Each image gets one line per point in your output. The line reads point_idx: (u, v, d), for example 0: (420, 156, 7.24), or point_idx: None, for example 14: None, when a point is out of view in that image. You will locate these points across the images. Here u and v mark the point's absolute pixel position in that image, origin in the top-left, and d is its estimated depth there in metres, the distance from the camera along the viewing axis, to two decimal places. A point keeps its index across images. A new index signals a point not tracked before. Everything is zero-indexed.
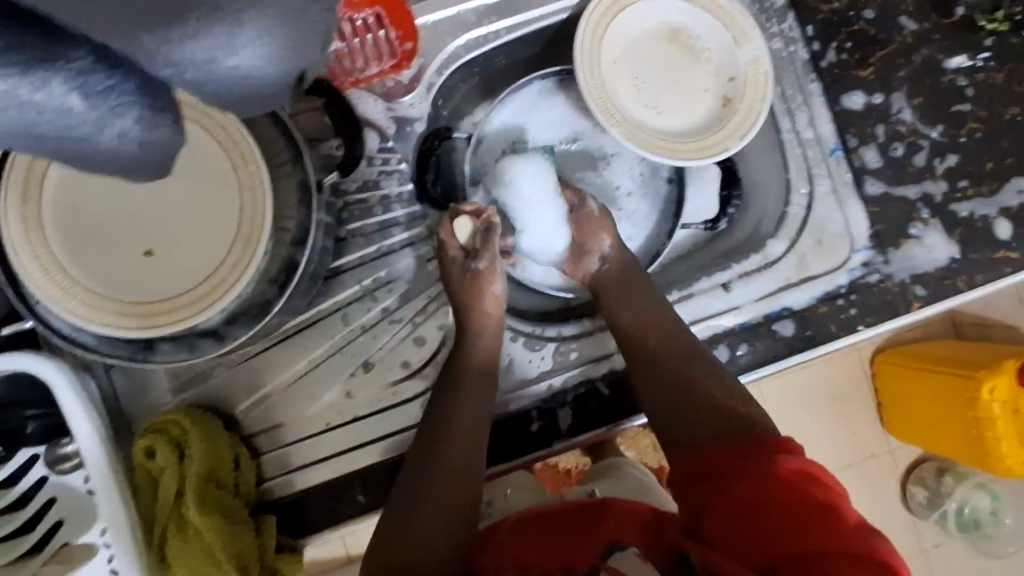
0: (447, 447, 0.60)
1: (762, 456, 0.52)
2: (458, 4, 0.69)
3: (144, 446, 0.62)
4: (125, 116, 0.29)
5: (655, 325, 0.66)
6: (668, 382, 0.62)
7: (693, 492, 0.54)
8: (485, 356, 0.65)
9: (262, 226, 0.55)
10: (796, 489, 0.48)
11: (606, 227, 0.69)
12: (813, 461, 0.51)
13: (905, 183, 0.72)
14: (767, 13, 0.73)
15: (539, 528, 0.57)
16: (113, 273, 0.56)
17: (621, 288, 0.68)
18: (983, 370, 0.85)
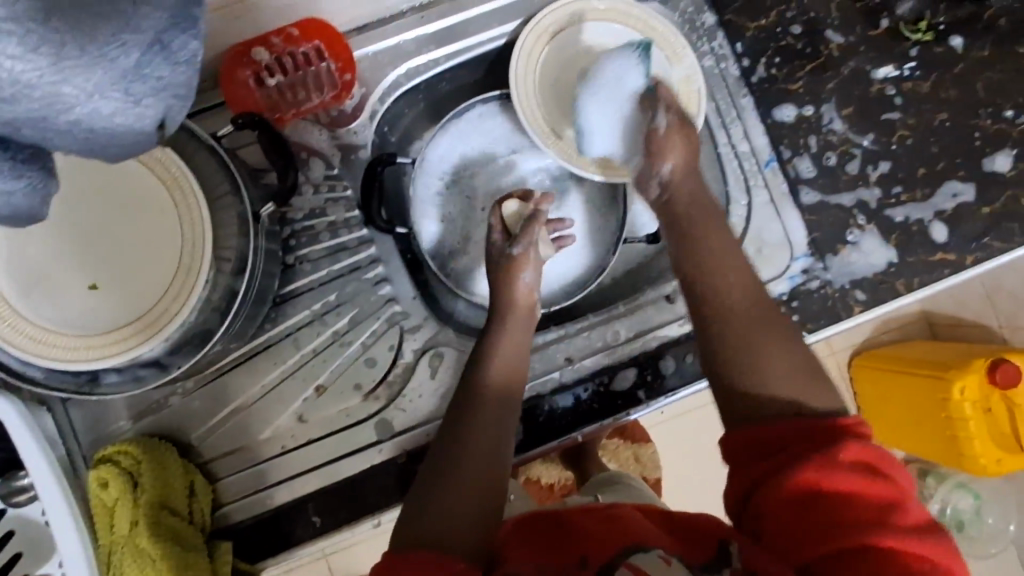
0: (468, 442, 0.56)
1: (822, 437, 0.48)
2: (397, 34, 0.72)
3: (98, 477, 0.63)
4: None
5: (732, 256, 0.58)
6: (749, 323, 0.54)
7: (745, 462, 0.49)
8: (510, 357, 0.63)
9: (202, 256, 0.57)
10: (860, 482, 0.45)
11: (677, 146, 0.62)
12: (876, 448, 0.47)
13: (840, 191, 0.74)
14: (697, 32, 0.75)
15: (546, 527, 0.53)
16: (59, 309, 0.57)
17: (695, 215, 0.60)
18: (953, 371, 0.96)
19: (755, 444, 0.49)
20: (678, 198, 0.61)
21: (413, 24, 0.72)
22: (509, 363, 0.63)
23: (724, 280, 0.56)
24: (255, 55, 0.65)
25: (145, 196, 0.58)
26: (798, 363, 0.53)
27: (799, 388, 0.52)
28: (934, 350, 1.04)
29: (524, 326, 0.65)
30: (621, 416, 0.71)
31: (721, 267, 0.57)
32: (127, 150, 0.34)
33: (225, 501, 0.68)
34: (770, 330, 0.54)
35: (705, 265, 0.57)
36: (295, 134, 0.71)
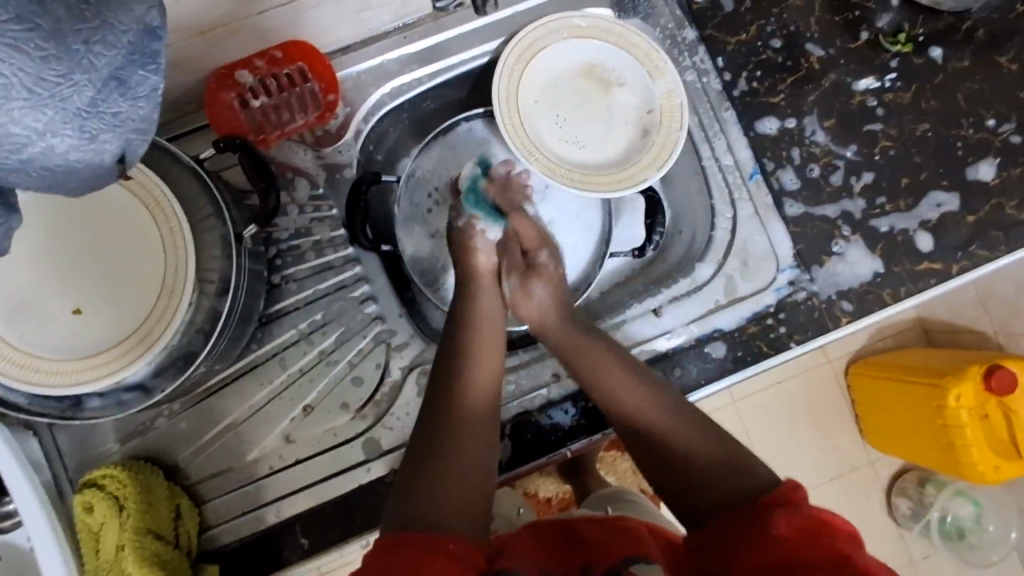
0: (458, 446, 0.59)
1: (766, 515, 0.51)
2: (380, 55, 0.73)
3: (83, 502, 0.63)
4: None
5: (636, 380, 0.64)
6: (667, 440, 0.61)
7: (700, 555, 0.53)
8: (490, 376, 0.64)
9: (185, 279, 0.57)
10: (803, 548, 0.47)
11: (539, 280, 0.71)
12: (818, 509, 0.50)
13: (824, 202, 0.74)
14: (679, 47, 0.76)
15: (551, 532, 0.57)
16: (42, 334, 0.57)
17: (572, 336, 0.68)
18: (949, 378, 0.96)
19: (709, 534, 0.54)
20: (563, 339, 0.68)
21: (395, 45, 0.73)
22: (484, 388, 0.63)
23: (607, 391, 0.65)
24: (239, 78, 0.66)
25: (126, 220, 0.58)
26: (717, 461, 0.58)
27: (730, 480, 0.57)
28: (930, 357, 1.05)
29: (493, 354, 0.66)
30: (608, 430, 0.71)
31: (625, 394, 0.64)
32: (90, 183, 0.35)
33: (213, 523, 0.67)
34: (675, 438, 0.61)
35: (610, 398, 0.64)
36: (279, 155, 0.71)
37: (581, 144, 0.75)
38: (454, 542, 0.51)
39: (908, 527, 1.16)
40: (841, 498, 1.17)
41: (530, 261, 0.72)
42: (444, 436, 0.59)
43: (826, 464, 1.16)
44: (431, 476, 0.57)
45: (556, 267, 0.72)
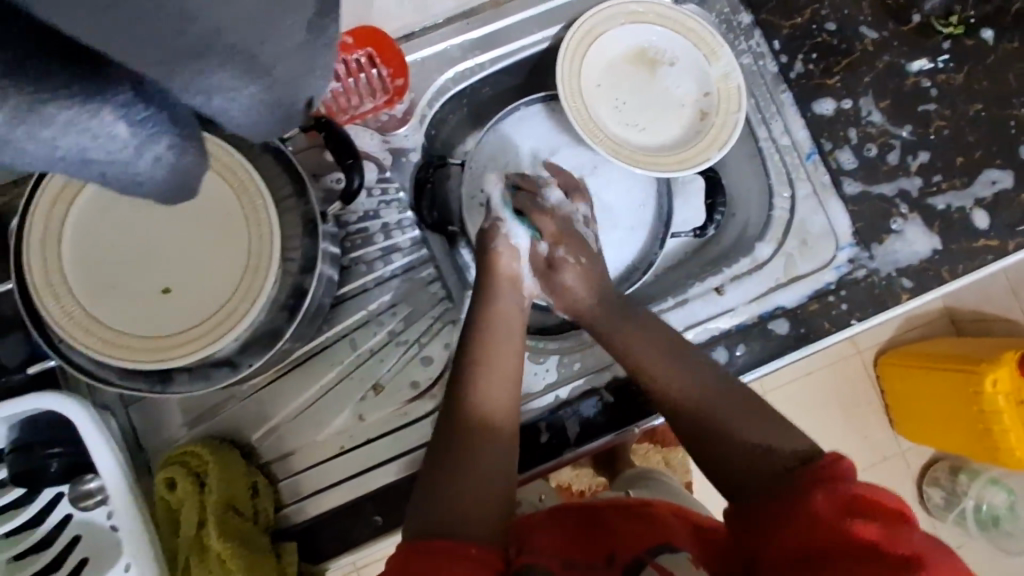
0: (474, 463, 0.59)
1: (796, 495, 0.51)
2: (444, 40, 0.74)
3: (165, 478, 0.64)
4: (160, 143, 0.29)
5: (657, 351, 0.65)
6: (708, 431, 0.61)
7: (744, 531, 0.54)
8: (497, 399, 0.63)
9: (270, 256, 0.58)
10: (846, 527, 0.47)
11: (563, 268, 0.71)
12: (857, 484, 0.50)
13: (881, 181, 0.75)
14: (734, 31, 0.77)
15: (577, 525, 0.59)
16: (132, 314, 0.58)
17: (611, 316, 0.69)
18: (985, 364, 0.95)
19: (748, 514, 0.54)
20: (600, 323, 0.69)
21: (458, 31, 0.74)
22: (497, 403, 0.63)
23: (647, 368, 0.65)
24: None
25: (212, 200, 0.59)
26: (754, 444, 0.58)
27: (747, 455, 0.58)
28: (959, 345, 1.06)
29: (516, 353, 0.66)
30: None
31: (665, 384, 0.64)
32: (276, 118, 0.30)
33: (288, 502, 0.68)
34: (719, 419, 0.61)
35: (650, 377, 0.65)
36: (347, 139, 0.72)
37: (641, 127, 0.76)
38: (476, 547, 0.51)
39: (942, 515, 1.17)
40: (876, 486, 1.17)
41: (551, 258, 0.71)
42: (467, 434, 0.60)
43: (862, 453, 1.17)
44: (458, 466, 0.58)
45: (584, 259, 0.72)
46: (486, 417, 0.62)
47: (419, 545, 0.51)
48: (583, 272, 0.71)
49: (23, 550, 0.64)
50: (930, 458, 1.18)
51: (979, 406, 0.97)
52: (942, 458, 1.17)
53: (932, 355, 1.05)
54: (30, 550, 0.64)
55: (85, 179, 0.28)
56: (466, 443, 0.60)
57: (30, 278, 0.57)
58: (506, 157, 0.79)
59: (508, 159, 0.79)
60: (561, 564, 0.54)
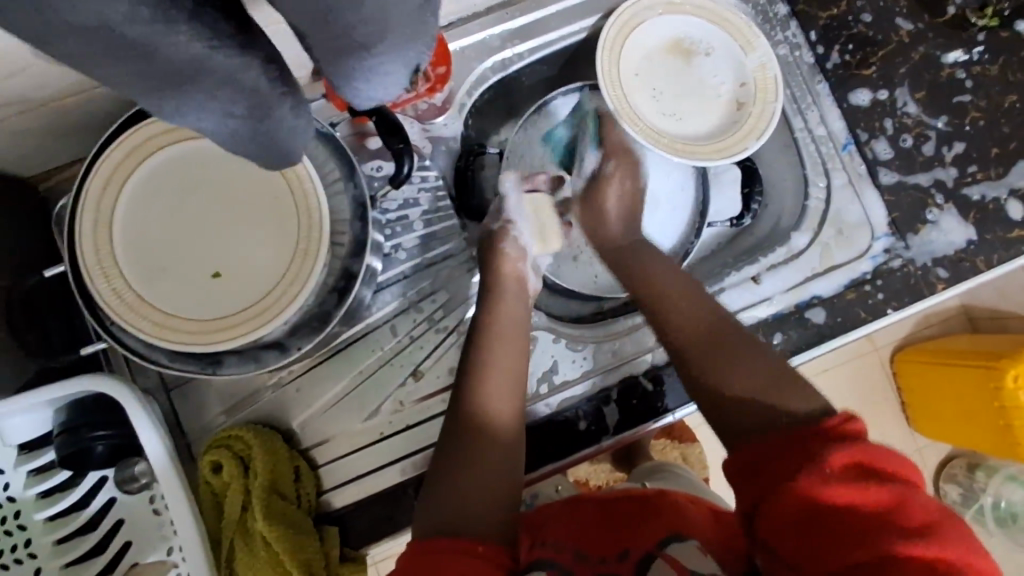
0: (479, 466, 0.57)
1: (805, 448, 0.49)
2: (485, 29, 0.74)
3: (210, 461, 0.64)
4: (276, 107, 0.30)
5: (672, 292, 0.66)
6: (712, 360, 0.60)
7: (748, 479, 0.51)
8: (500, 404, 0.61)
9: (320, 242, 0.58)
10: (856, 487, 0.45)
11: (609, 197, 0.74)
12: (873, 446, 0.48)
13: (917, 171, 0.75)
14: (771, 22, 0.78)
15: (586, 514, 0.57)
16: (182, 296, 0.59)
17: (630, 258, 0.71)
18: (1006, 360, 0.95)
19: (758, 457, 0.51)
20: (621, 261, 0.71)
21: (498, 20, 0.74)
22: (505, 413, 0.61)
23: (660, 295, 0.66)
24: None
25: (264, 185, 0.60)
26: (760, 381, 0.57)
27: (752, 388, 0.57)
28: (980, 341, 1.06)
29: (519, 348, 0.65)
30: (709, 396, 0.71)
31: (675, 314, 0.64)
32: (389, 88, 0.30)
33: (329, 487, 0.69)
34: (724, 350, 0.60)
35: (661, 305, 0.65)
36: None
37: (679, 116, 0.76)
38: (484, 545, 0.50)
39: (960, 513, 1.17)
40: None
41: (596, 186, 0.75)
42: (470, 439, 0.59)
43: None
44: (465, 470, 0.57)
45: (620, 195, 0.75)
46: (493, 414, 0.60)
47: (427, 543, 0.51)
48: (620, 212, 0.74)
49: (69, 533, 0.64)
50: (947, 455, 1.19)
51: (999, 402, 0.98)
52: (960, 455, 1.18)
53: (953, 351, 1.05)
54: (75, 534, 0.64)
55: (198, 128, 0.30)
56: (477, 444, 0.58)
57: (81, 259, 0.57)
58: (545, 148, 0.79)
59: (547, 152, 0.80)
60: (570, 555, 0.53)
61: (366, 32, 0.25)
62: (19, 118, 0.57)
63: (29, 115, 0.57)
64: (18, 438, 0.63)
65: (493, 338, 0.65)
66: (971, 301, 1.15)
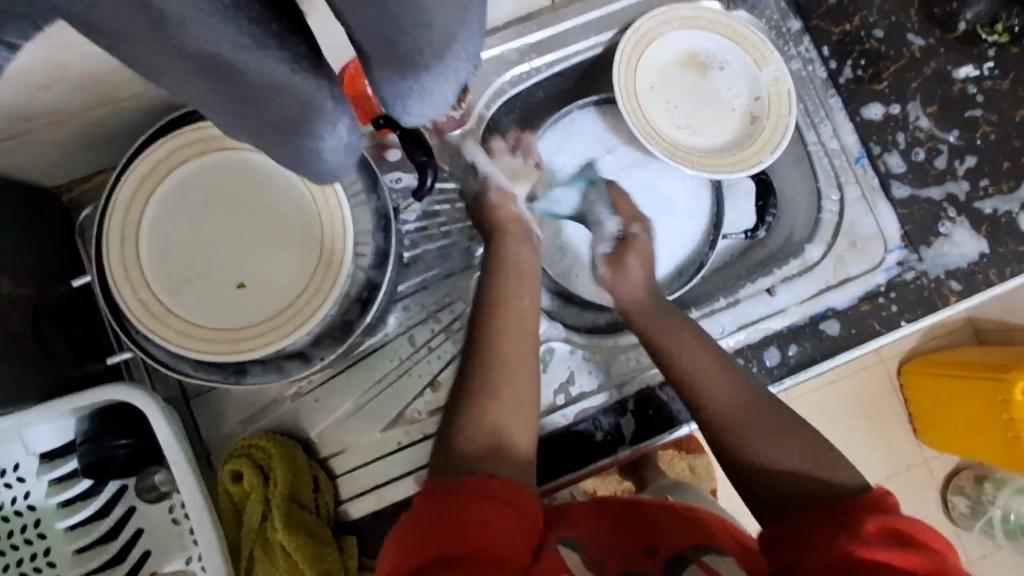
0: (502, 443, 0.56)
1: (842, 519, 0.50)
2: (503, 43, 0.75)
3: (231, 471, 0.65)
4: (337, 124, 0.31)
5: (707, 364, 0.63)
6: (755, 441, 0.58)
7: (778, 549, 0.51)
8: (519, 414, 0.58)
9: (344, 253, 0.59)
10: (892, 553, 0.46)
11: (640, 252, 0.72)
12: (908, 519, 0.49)
13: (929, 185, 0.76)
14: (784, 38, 0.79)
15: (618, 512, 0.57)
16: (208, 307, 0.60)
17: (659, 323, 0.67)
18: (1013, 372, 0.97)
19: (792, 527, 0.52)
20: (647, 325, 0.67)
21: (517, 34, 0.76)
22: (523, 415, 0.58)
23: (697, 366, 0.63)
24: None
25: (286, 195, 0.61)
26: (805, 462, 0.56)
27: (797, 473, 0.56)
28: (988, 353, 1.07)
29: (532, 308, 0.64)
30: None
31: (715, 389, 0.61)
32: (427, 99, 0.31)
33: (347, 497, 0.69)
34: (768, 428, 0.58)
35: (698, 378, 0.62)
36: None
37: (693, 130, 0.78)
38: (497, 481, 0.52)
39: (967, 525, 1.17)
40: (904, 493, 1.18)
41: (624, 235, 0.73)
42: (487, 403, 0.58)
43: (889, 459, 1.17)
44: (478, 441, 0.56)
45: (647, 245, 0.73)
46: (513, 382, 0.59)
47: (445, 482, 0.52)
48: (643, 273, 0.71)
49: (89, 542, 0.64)
50: (954, 466, 1.19)
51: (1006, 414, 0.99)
52: (968, 466, 1.18)
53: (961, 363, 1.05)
54: (95, 543, 0.64)
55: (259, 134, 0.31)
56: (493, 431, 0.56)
57: (109, 269, 0.58)
58: (568, 154, 0.81)
59: (571, 155, 0.81)
60: (601, 549, 0.52)
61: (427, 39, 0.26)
62: (51, 129, 0.58)
63: (61, 125, 0.58)
64: (40, 447, 0.63)
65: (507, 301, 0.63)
66: (977, 314, 1.16)
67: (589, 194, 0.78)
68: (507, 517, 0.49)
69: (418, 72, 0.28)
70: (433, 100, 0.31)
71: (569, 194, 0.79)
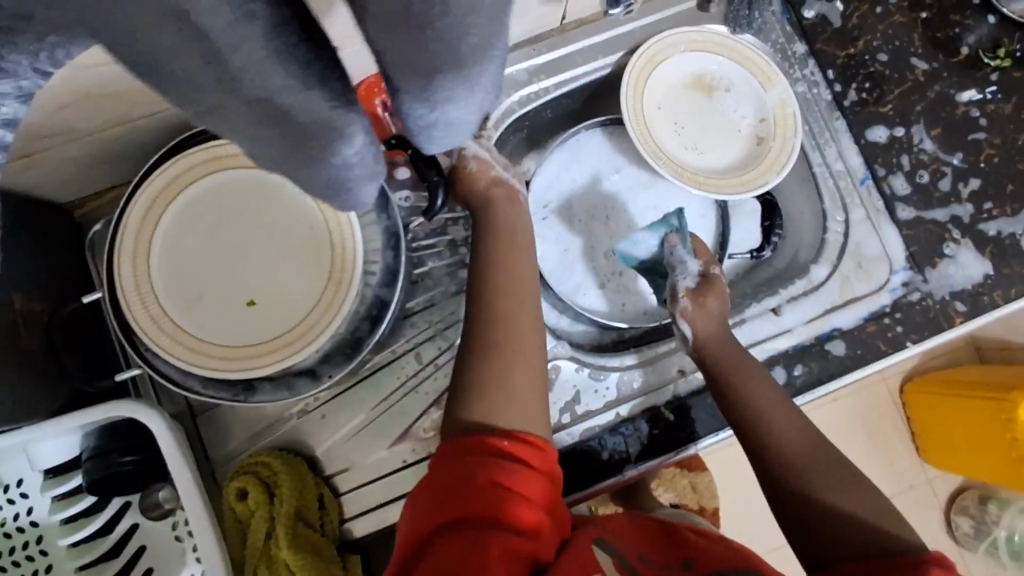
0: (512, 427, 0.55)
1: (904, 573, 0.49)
2: (513, 64, 0.76)
3: (236, 488, 0.64)
4: (358, 140, 0.33)
5: (773, 408, 0.65)
6: (815, 485, 0.59)
7: None
8: (531, 414, 0.57)
9: (354, 269, 0.60)
10: None
11: (716, 291, 0.72)
12: None
13: (934, 206, 0.77)
14: (790, 60, 0.80)
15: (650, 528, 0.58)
16: (218, 323, 0.60)
17: (728, 361, 0.68)
18: (1016, 392, 0.96)
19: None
20: (718, 361, 0.68)
21: (527, 56, 0.76)
22: (535, 418, 0.57)
23: (763, 407, 0.65)
24: None
25: (296, 212, 0.62)
26: (863, 510, 0.57)
27: (852, 521, 0.56)
28: (994, 372, 1.07)
29: (534, 285, 0.63)
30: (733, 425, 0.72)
31: (781, 431, 0.63)
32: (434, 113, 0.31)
33: (352, 515, 0.68)
34: (826, 473, 0.60)
35: (763, 418, 0.64)
36: None
37: (700, 150, 0.79)
38: (510, 440, 0.54)
39: (972, 546, 1.16)
40: (909, 514, 1.17)
41: (704, 273, 0.73)
42: (503, 367, 0.57)
43: (892, 479, 1.17)
44: (489, 393, 0.56)
45: (722, 284, 0.73)
46: (514, 336, 0.59)
47: (456, 442, 0.54)
48: (718, 309, 0.71)
49: (94, 558, 0.64)
50: (957, 486, 1.19)
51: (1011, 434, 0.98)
52: (972, 486, 1.18)
53: (963, 383, 1.06)
54: (98, 560, 0.64)
55: (282, 161, 0.32)
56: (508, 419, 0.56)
57: (119, 286, 0.58)
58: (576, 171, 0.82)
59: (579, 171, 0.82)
60: (633, 556, 0.54)
61: (452, 58, 0.26)
62: (64, 147, 0.58)
63: (76, 142, 0.58)
64: (45, 463, 0.63)
65: (507, 258, 0.63)
66: (981, 333, 1.16)
67: (669, 240, 0.75)
68: (523, 482, 0.52)
69: (439, 82, 0.28)
70: (448, 111, 0.31)
71: (647, 237, 0.77)
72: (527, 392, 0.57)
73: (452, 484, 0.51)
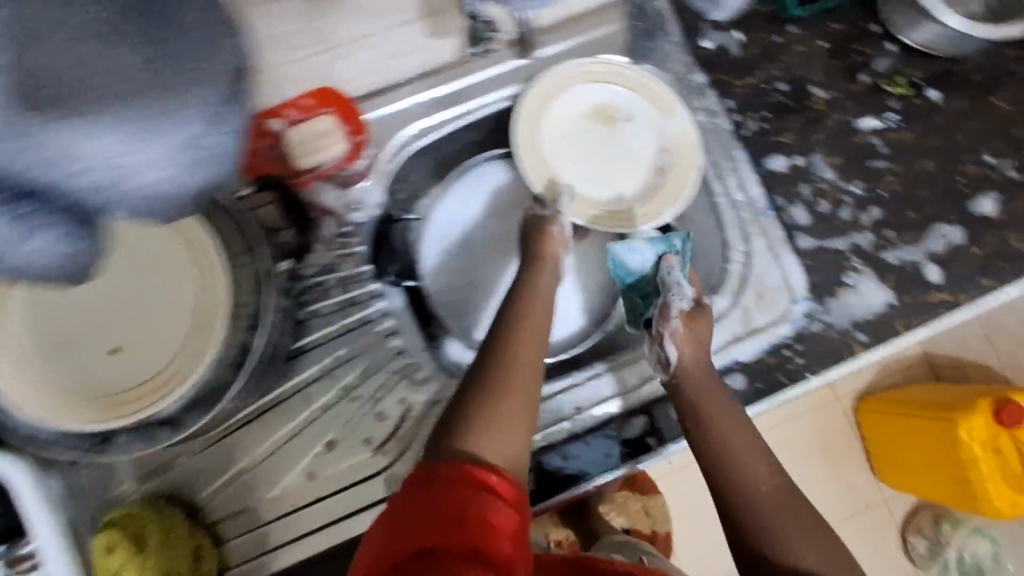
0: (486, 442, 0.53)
1: None
2: (407, 98, 0.73)
3: (104, 544, 0.61)
4: (47, 234, 0.34)
5: (743, 439, 0.62)
6: (778, 530, 0.56)
7: None
8: (511, 434, 0.55)
9: (217, 316, 0.60)
10: None
11: (703, 315, 0.69)
12: None
13: (834, 236, 0.76)
14: (689, 90, 0.80)
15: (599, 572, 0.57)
16: (81, 372, 0.59)
17: (703, 387, 0.66)
18: (960, 413, 0.96)
19: None
20: (694, 387, 0.65)
21: (425, 87, 0.73)
22: (512, 441, 0.55)
23: (734, 439, 0.62)
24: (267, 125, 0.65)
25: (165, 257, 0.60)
26: (824, 560, 0.55)
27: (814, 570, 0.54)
28: (940, 390, 1.05)
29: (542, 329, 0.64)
30: (671, 444, 0.71)
31: (748, 464, 0.60)
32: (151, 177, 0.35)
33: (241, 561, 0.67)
34: (791, 518, 0.57)
35: (732, 449, 0.61)
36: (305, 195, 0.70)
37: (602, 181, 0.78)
38: (496, 475, 0.50)
39: (925, 566, 1.14)
40: (863, 536, 1.14)
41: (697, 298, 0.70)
42: (494, 388, 0.57)
43: (846, 500, 1.14)
44: (470, 418, 0.55)
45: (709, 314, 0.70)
46: (515, 367, 0.59)
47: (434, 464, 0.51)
48: (703, 332, 0.68)
49: None
50: (913, 506, 1.15)
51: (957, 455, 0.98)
52: (925, 507, 1.15)
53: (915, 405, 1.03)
54: None
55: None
56: (488, 432, 0.54)
57: None
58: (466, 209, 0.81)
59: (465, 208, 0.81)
60: None
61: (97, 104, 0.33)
62: None
63: None
64: None
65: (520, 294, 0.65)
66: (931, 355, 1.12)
67: (668, 258, 0.72)
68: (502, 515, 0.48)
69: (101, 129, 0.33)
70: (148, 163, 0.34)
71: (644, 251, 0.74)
72: (515, 418, 0.56)
73: (429, 511, 0.47)
